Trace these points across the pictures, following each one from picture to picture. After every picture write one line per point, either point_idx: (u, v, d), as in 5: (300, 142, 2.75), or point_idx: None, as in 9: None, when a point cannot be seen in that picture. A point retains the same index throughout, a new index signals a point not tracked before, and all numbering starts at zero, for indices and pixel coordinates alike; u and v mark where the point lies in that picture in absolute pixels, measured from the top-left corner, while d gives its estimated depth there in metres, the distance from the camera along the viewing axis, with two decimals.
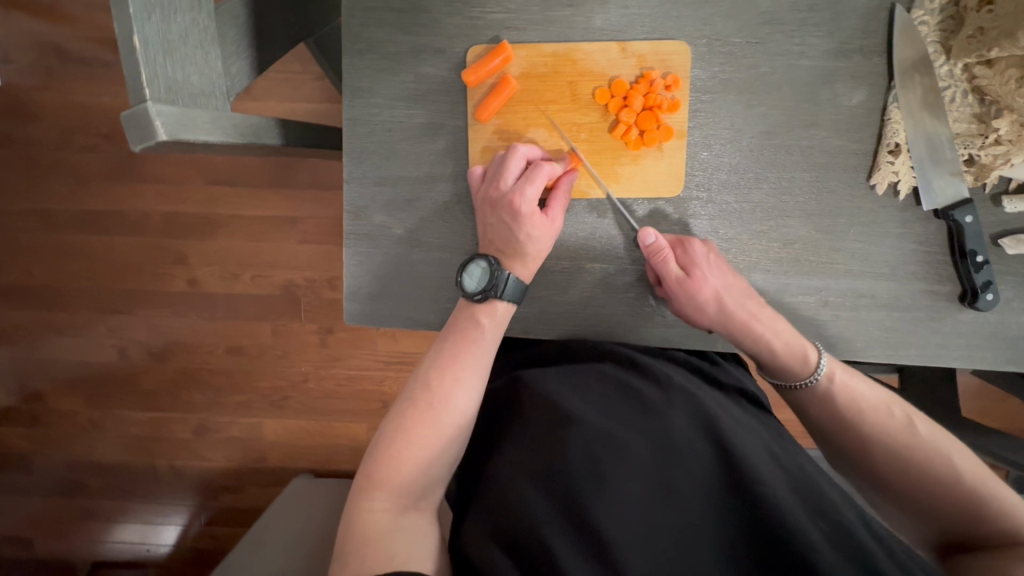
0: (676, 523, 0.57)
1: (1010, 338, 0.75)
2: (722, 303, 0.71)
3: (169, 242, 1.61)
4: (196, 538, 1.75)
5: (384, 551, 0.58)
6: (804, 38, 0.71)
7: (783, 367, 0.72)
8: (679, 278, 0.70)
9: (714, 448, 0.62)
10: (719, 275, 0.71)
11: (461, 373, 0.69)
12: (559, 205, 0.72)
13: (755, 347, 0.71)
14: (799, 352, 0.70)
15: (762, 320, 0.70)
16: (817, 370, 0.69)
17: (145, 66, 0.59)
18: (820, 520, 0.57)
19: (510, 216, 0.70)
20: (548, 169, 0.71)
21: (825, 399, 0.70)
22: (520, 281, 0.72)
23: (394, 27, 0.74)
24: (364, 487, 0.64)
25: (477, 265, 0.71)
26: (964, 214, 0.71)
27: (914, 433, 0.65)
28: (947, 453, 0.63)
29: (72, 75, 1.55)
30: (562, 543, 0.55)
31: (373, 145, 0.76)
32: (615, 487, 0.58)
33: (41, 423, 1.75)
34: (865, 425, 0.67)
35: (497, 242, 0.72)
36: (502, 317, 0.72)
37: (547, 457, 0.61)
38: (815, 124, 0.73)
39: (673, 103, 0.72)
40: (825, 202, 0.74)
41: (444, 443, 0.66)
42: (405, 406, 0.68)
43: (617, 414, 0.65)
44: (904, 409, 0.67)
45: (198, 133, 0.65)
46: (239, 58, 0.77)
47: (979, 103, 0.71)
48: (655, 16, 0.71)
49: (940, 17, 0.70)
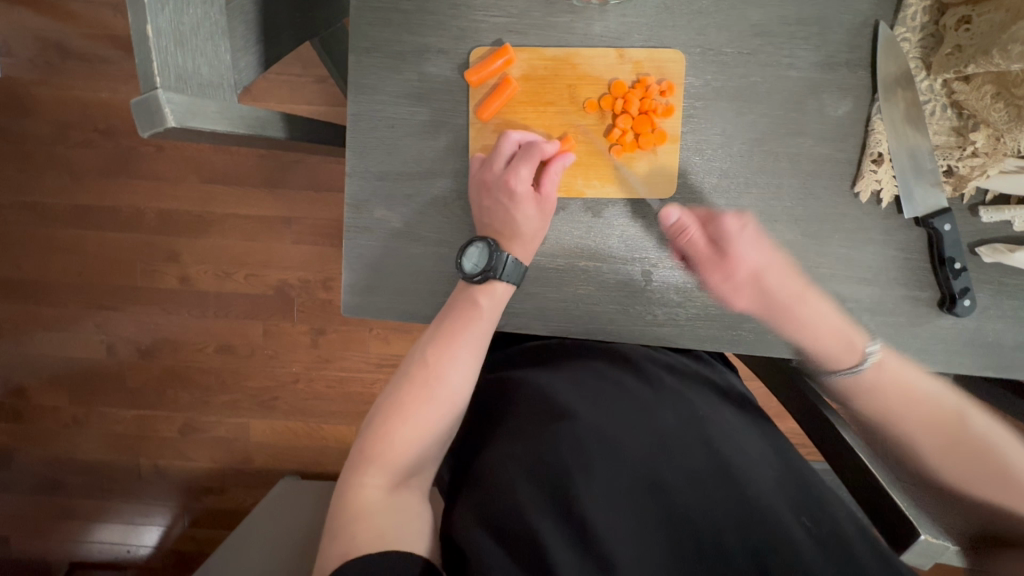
0: (665, 514, 0.60)
1: (986, 343, 0.78)
2: (756, 282, 0.75)
3: (163, 239, 1.61)
4: (178, 540, 1.73)
5: (375, 527, 0.59)
6: (793, 50, 0.75)
7: (827, 354, 0.76)
8: (710, 253, 0.75)
9: (705, 448, 0.66)
10: (759, 253, 0.75)
11: (457, 352, 0.71)
12: (553, 186, 0.76)
13: (796, 331, 0.76)
14: (844, 338, 0.75)
15: (801, 305, 0.75)
16: (865, 360, 0.74)
17: (156, 54, 0.60)
18: (802, 516, 0.61)
19: (507, 197, 0.75)
20: (541, 149, 0.75)
21: (874, 386, 0.73)
22: (519, 262, 0.75)
23: (401, 27, 0.76)
24: (359, 463, 0.64)
25: (477, 247, 0.74)
26: (942, 223, 0.74)
27: (968, 428, 0.64)
28: (1003, 450, 0.62)
29: (71, 70, 1.55)
30: (551, 527, 0.57)
31: (376, 141, 0.78)
32: (605, 477, 0.62)
33: (22, 419, 1.72)
34: (912, 407, 0.69)
35: (494, 224, 0.76)
36: (500, 298, 0.75)
37: (538, 445, 0.64)
38: (803, 132, 0.76)
39: (668, 108, 0.75)
40: (811, 208, 0.77)
41: (438, 420, 0.68)
42: (401, 382, 0.70)
43: (611, 409, 0.68)
44: (961, 405, 0.67)
45: (206, 121, 0.67)
46: (247, 53, 0.79)
47: (957, 117, 0.74)
48: (652, 25, 0.74)
49: (921, 34, 0.74)
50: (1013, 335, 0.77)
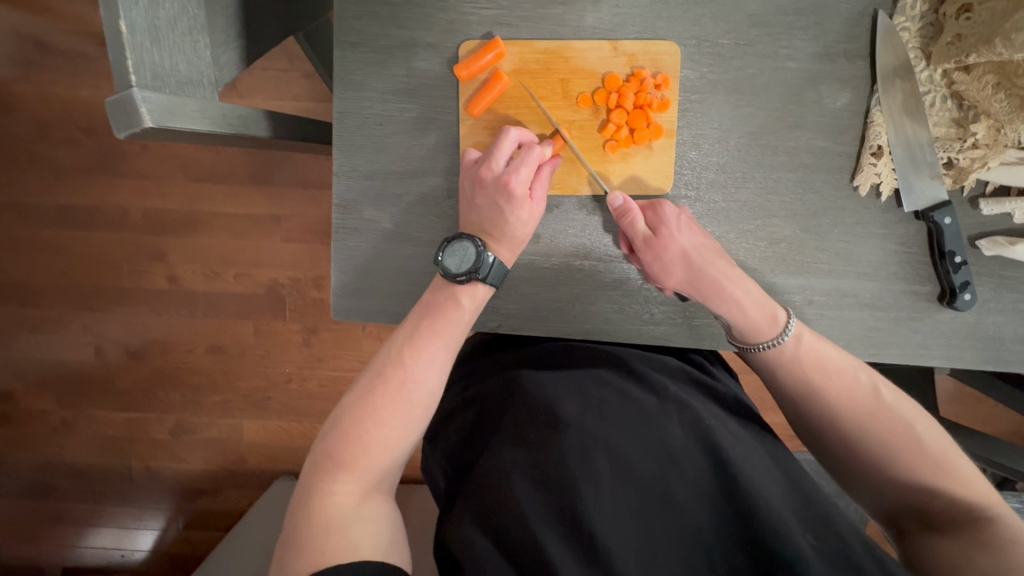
0: (671, 528, 0.59)
1: (987, 337, 0.77)
2: (687, 259, 0.70)
3: (149, 238, 1.58)
4: (172, 543, 1.72)
5: (347, 539, 0.55)
6: (790, 41, 0.73)
7: (750, 325, 0.70)
8: (646, 238, 0.71)
9: (712, 458, 0.64)
10: (688, 232, 0.71)
11: (435, 352, 0.67)
12: (543, 186, 0.72)
13: (723, 307, 0.70)
14: (768, 308, 0.69)
15: (730, 278, 0.69)
16: (785, 331, 0.68)
17: (130, 51, 0.58)
18: (810, 527, 0.59)
19: (504, 200, 0.70)
20: (539, 153, 0.70)
21: (793, 364, 0.69)
22: (503, 264, 0.71)
23: (387, 21, 0.74)
24: (329, 469, 0.60)
25: (463, 245, 0.70)
26: (943, 216, 0.73)
27: (882, 401, 0.66)
28: (913, 425, 0.64)
29: (51, 67, 1.51)
30: (557, 543, 0.55)
31: (364, 139, 0.76)
32: (610, 491, 0.60)
33: (10, 424, 1.69)
34: (833, 392, 0.67)
35: (482, 222, 0.71)
36: (481, 299, 0.71)
37: (541, 458, 0.61)
38: (801, 126, 0.75)
39: (663, 102, 0.73)
40: (810, 202, 0.76)
41: (411, 426, 0.64)
42: (373, 383, 0.65)
43: (615, 419, 0.66)
44: (873, 379, 0.67)
45: (185, 120, 0.64)
46: (228, 48, 0.77)
47: (957, 108, 0.73)
48: (646, 16, 0.72)
49: (921, 24, 0.72)
50: (1013, 329, 0.77)
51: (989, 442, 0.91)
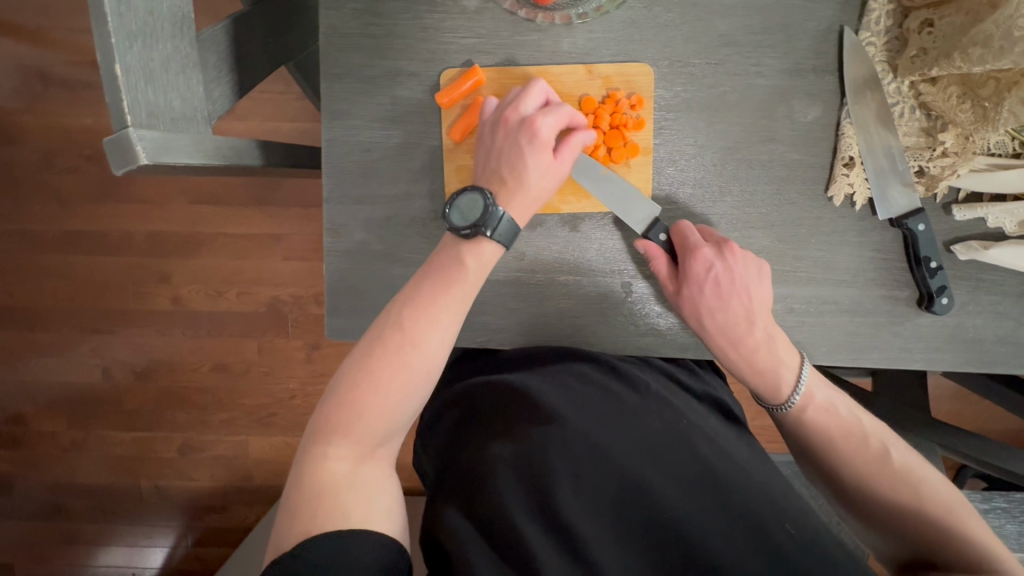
0: (649, 518, 0.60)
1: (966, 339, 0.78)
2: (700, 322, 0.75)
3: (153, 261, 1.61)
4: (182, 560, 1.74)
5: (337, 505, 0.56)
6: (760, 59, 0.75)
7: (756, 387, 0.76)
8: (669, 290, 0.76)
9: (691, 453, 0.65)
10: (710, 296, 0.74)
11: (436, 317, 0.66)
12: (569, 151, 0.71)
13: (728, 366, 0.77)
14: (770, 381, 0.74)
15: (738, 348, 0.74)
16: (789, 401, 0.74)
17: (126, 93, 0.61)
18: (786, 521, 0.60)
19: (526, 139, 0.69)
20: (544, 88, 0.72)
21: (802, 424, 0.74)
22: (513, 221, 0.69)
23: (371, 52, 0.77)
24: (324, 433, 0.61)
25: (471, 196, 0.69)
26: (917, 223, 0.75)
27: (887, 459, 0.68)
28: (916, 483, 0.67)
29: (55, 98, 1.56)
30: (536, 534, 0.57)
31: (352, 165, 0.78)
32: (589, 484, 0.61)
33: (21, 446, 1.73)
34: (838, 448, 0.71)
35: (499, 168, 0.70)
36: (487, 259, 0.70)
37: (524, 449, 0.63)
38: (774, 139, 0.77)
39: (639, 121, 0.75)
40: (786, 213, 0.78)
41: (408, 389, 0.64)
42: (372, 344, 0.65)
43: (596, 414, 0.68)
44: (882, 438, 0.70)
45: (180, 155, 0.67)
46: (221, 82, 0.80)
47: (926, 118, 0.75)
48: (619, 40, 0.75)
49: (886, 38, 0.74)
50: (992, 330, 0.78)
51: (979, 442, 0.92)
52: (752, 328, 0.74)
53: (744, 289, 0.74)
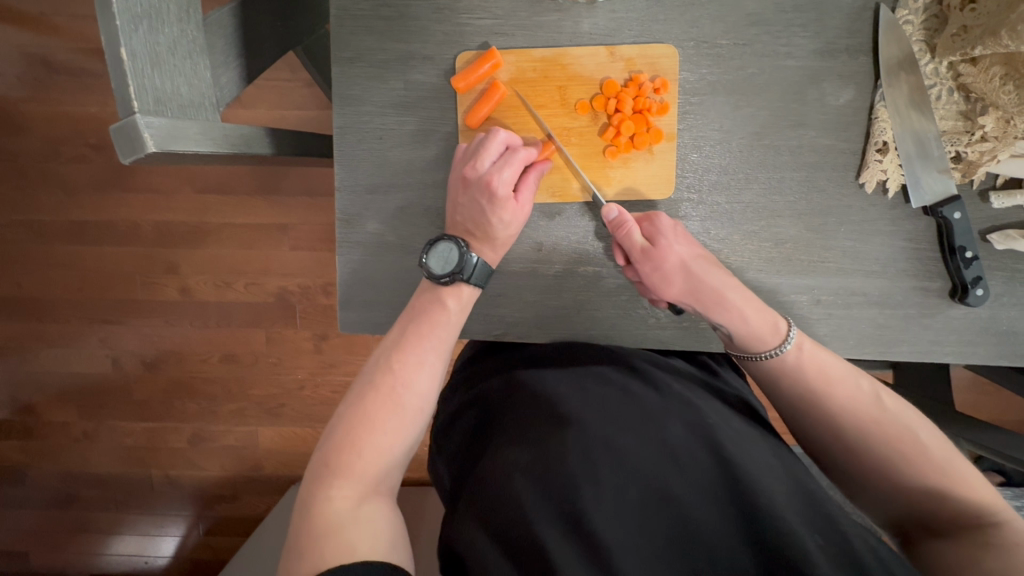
0: (673, 525, 0.56)
1: (1000, 332, 0.76)
2: (686, 269, 0.70)
3: (161, 251, 1.60)
4: (194, 549, 1.75)
5: (342, 542, 0.54)
6: (790, 39, 0.72)
7: (750, 338, 0.70)
8: (644, 249, 0.70)
9: (712, 454, 0.62)
10: (686, 244, 0.72)
11: (424, 357, 0.67)
12: (529, 190, 0.71)
13: (724, 317, 0.70)
14: (769, 316, 0.70)
15: (729, 288, 0.69)
16: (785, 341, 0.68)
17: (133, 78, 0.58)
18: (817, 528, 0.56)
19: (486, 199, 0.69)
20: (524, 155, 0.70)
21: (795, 372, 0.68)
22: (487, 265, 0.71)
23: (383, 35, 0.74)
24: (325, 475, 0.59)
25: (444, 247, 0.70)
26: (952, 211, 0.72)
27: (881, 406, 0.65)
28: (914, 430, 0.63)
29: (60, 85, 1.54)
30: (554, 540, 0.54)
31: (364, 153, 0.76)
32: (610, 489, 0.58)
33: (32, 436, 1.73)
34: (835, 397, 0.66)
35: (465, 222, 0.71)
36: (467, 301, 0.71)
37: (544, 455, 0.60)
38: (803, 124, 0.74)
39: (663, 106, 0.72)
40: (814, 201, 0.75)
41: (405, 428, 0.64)
42: (365, 389, 0.65)
43: (615, 416, 0.65)
44: (873, 385, 0.67)
45: (188, 143, 0.65)
46: (228, 67, 0.77)
47: (965, 100, 0.71)
48: (643, 20, 0.72)
49: (925, 16, 0.71)
50: None
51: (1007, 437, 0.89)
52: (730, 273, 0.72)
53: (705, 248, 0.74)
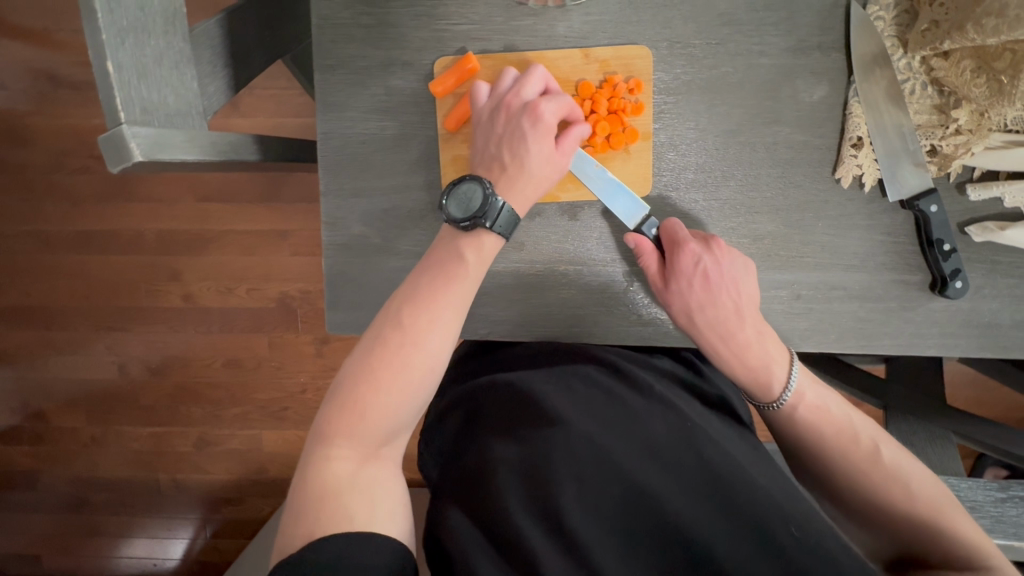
0: (655, 522, 0.58)
1: (982, 324, 0.76)
2: (690, 317, 0.72)
3: (164, 259, 1.63)
4: (201, 552, 1.77)
5: (340, 506, 0.55)
6: (763, 37, 0.73)
7: (749, 387, 0.72)
8: (657, 287, 0.74)
9: (696, 456, 0.63)
10: (698, 290, 0.72)
11: (438, 313, 0.65)
12: (570, 142, 0.71)
13: (721, 366, 0.73)
14: (762, 376, 0.70)
15: (727, 343, 0.71)
16: (781, 398, 0.70)
17: (119, 89, 0.61)
18: (791, 525, 0.57)
19: (530, 122, 0.69)
20: (543, 75, 0.71)
21: (794, 422, 0.70)
22: (513, 212, 0.70)
23: (364, 42, 0.76)
24: (326, 435, 0.60)
25: (471, 186, 0.69)
26: (928, 204, 0.72)
27: (879, 459, 0.65)
28: (908, 481, 0.64)
29: (63, 98, 1.58)
30: (538, 538, 0.55)
31: (347, 158, 0.78)
32: (593, 487, 0.59)
33: (43, 442, 1.77)
34: (830, 448, 0.67)
35: (499, 153, 0.71)
36: (486, 253, 0.70)
37: (530, 453, 0.61)
38: (778, 121, 0.74)
39: (638, 106, 0.73)
40: (791, 197, 0.76)
41: (411, 388, 0.62)
42: (373, 344, 0.64)
43: (601, 418, 0.66)
44: (875, 439, 0.67)
45: (175, 151, 0.67)
46: (216, 77, 0.80)
47: (938, 94, 0.71)
48: (616, 22, 0.73)
49: (895, 12, 0.71)
50: (1009, 314, 0.75)
51: (997, 431, 0.89)
52: (742, 322, 0.71)
53: (736, 284, 0.72)
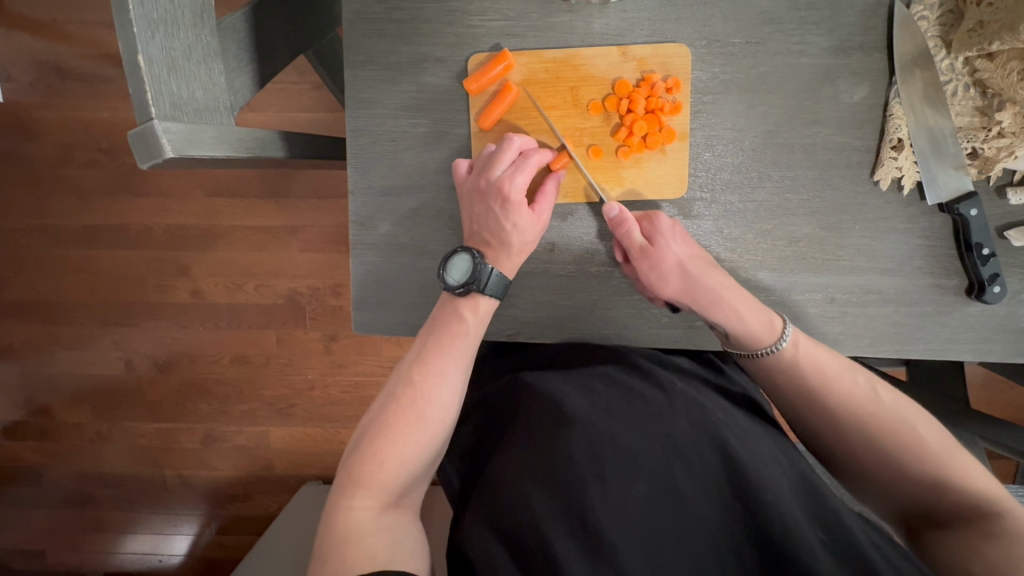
0: (679, 522, 0.56)
1: (1018, 329, 0.75)
2: (684, 270, 0.71)
3: (172, 254, 1.61)
4: (207, 548, 1.76)
5: (364, 549, 0.56)
6: (803, 37, 0.71)
7: (747, 336, 0.70)
8: (643, 248, 0.71)
9: (719, 454, 0.60)
10: (684, 246, 0.72)
11: (446, 371, 0.67)
12: (547, 199, 0.72)
13: (721, 318, 0.70)
14: (761, 317, 0.70)
15: (726, 288, 0.70)
16: (781, 338, 0.68)
17: (150, 84, 0.59)
18: (820, 527, 0.57)
19: (499, 206, 0.70)
20: (536, 158, 0.71)
21: (792, 370, 0.69)
22: (504, 275, 0.71)
23: (395, 37, 0.74)
24: (347, 484, 0.61)
25: (461, 259, 0.70)
26: (968, 208, 0.71)
27: (880, 401, 0.65)
28: (912, 423, 0.63)
29: (70, 91, 1.55)
30: (562, 540, 0.53)
31: (376, 156, 0.76)
32: (616, 489, 0.57)
33: (48, 437, 1.76)
34: (834, 394, 0.66)
35: (482, 232, 0.72)
36: (484, 313, 0.71)
37: (549, 455, 0.59)
38: (817, 121, 0.73)
39: (675, 106, 0.72)
40: (829, 199, 0.74)
41: (426, 441, 0.64)
42: (388, 402, 0.66)
43: (620, 416, 0.63)
44: (868, 378, 0.67)
45: (204, 147, 0.65)
46: (242, 72, 0.78)
47: (981, 96, 0.70)
48: (654, 19, 0.72)
49: (940, 12, 0.70)
50: None
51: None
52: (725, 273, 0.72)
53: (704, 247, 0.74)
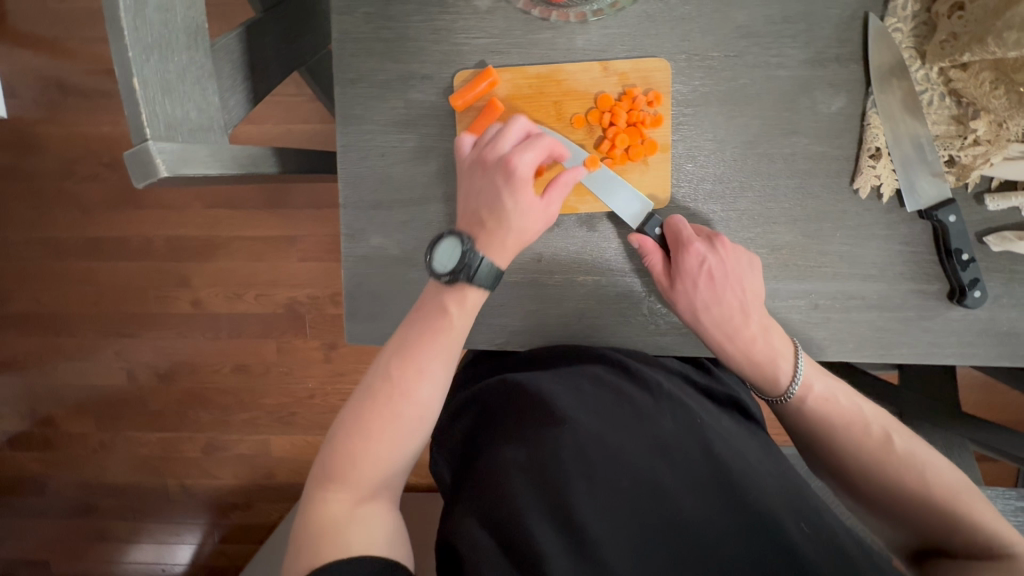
0: (664, 517, 0.57)
1: (1000, 333, 0.76)
2: (697, 317, 0.73)
3: (173, 265, 1.64)
4: (209, 557, 1.77)
5: (338, 541, 0.57)
6: (781, 49, 0.73)
7: (755, 380, 0.74)
8: (661, 284, 0.74)
9: (703, 451, 0.62)
10: (704, 291, 0.72)
11: (427, 366, 0.66)
12: (557, 190, 0.71)
13: (729, 363, 0.74)
14: (766, 370, 0.71)
15: (734, 342, 0.72)
16: (788, 392, 0.70)
17: (144, 106, 0.61)
18: (801, 522, 0.58)
19: (503, 181, 0.69)
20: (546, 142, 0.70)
21: (800, 415, 0.70)
22: (496, 267, 0.70)
23: (384, 55, 0.76)
24: (323, 478, 0.61)
25: (449, 244, 0.69)
26: (947, 214, 0.72)
27: (890, 448, 0.65)
28: (920, 467, 0.63)
29: (72, 106, 1.58)
30: (548, 533, 0.55)
31: (366, 170, 0.78)
32: (603, 485, 0.59)
33: (52, 447, 1.78)
34: (839, 438, 0.67)
35: (478, 210, 0.71)
36: (471, 303, 0.70)
37: (539, 452, 0.61)
38: (796, 132, 0.75)
39: (656, 118, 0.74)
40: (809, 207, 0.76)
41: (404, 436, 0.64)
42: (365, 395, 0.65)
43: (608, 418, 0.65)
44: (881, 425, 0.66)
45: (198, 166, 0.67)
46: (236, 91, 0.80)
47: (956, 105, 0.72)
48: (635, 34, 0.73)
49: (914, 23, 0.72)
50: None
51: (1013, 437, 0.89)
52: (747, 319, 0.72)
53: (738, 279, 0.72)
